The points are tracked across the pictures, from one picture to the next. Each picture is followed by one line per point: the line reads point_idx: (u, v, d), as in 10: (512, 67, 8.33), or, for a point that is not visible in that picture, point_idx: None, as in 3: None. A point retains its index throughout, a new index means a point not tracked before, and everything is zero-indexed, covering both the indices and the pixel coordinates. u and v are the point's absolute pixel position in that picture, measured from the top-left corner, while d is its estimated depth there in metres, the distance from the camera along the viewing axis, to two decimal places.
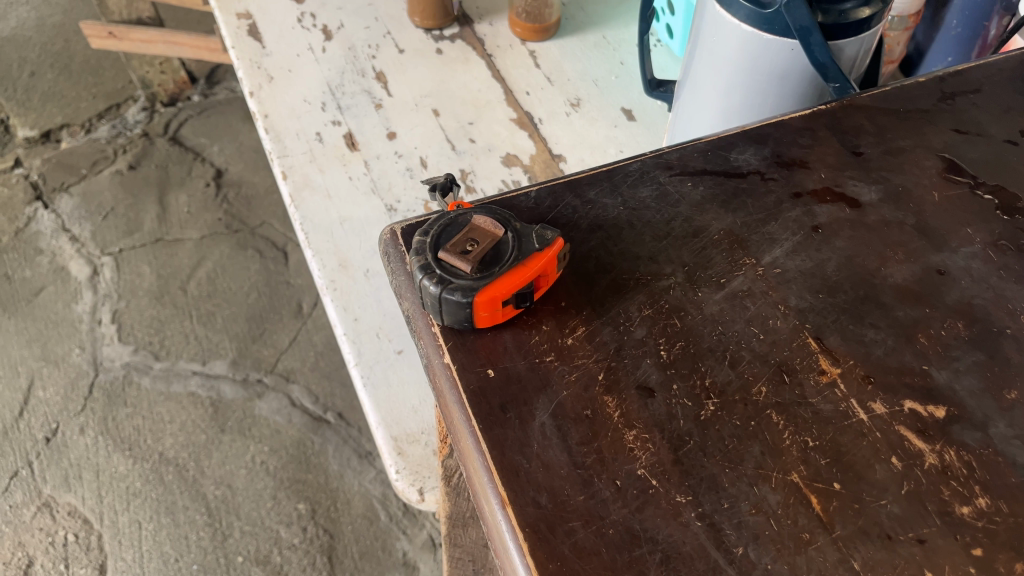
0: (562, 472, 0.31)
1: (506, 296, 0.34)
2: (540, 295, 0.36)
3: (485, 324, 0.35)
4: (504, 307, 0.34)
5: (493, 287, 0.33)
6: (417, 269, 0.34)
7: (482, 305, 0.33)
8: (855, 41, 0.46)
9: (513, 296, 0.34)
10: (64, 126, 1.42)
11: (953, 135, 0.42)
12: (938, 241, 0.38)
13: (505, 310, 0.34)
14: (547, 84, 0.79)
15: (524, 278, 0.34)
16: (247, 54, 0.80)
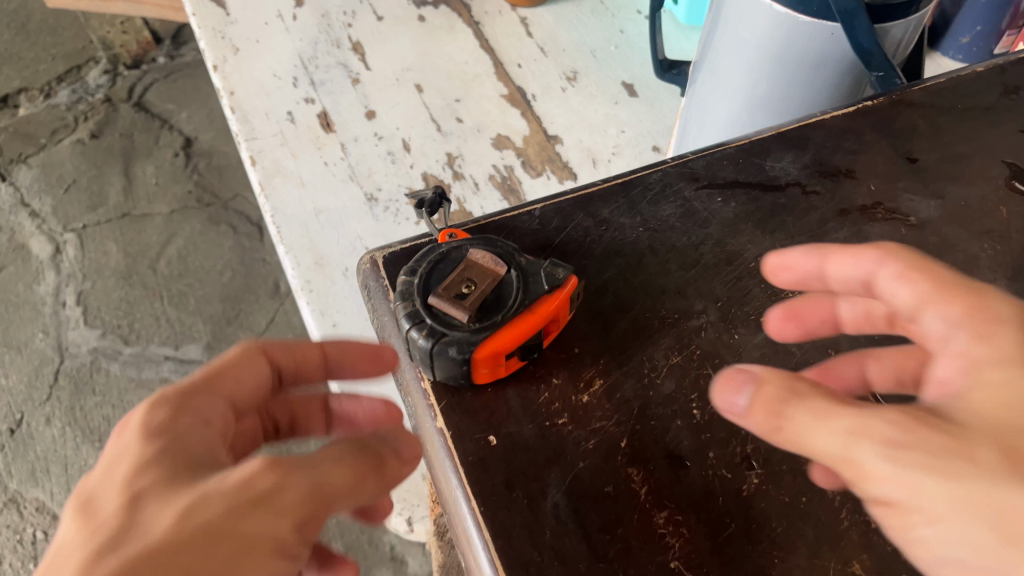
0: (580, 567, 0.26)
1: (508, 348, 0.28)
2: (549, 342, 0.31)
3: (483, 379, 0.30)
4: (508, 360, 0.29)
5: (488, 338, 0.28)
6: (404, 317, 0.29)
7: (483, 361, 0.28)
8: (904, 23, 0.40)
9: (519, 348, 0.28)
10: (22, 91, 1.33)
11: (1019, 137, 0.37)
12: (1010, 268, 0.33)
13: (508, 363, 0.29)
14: (540, 56, 0.72)
15: (531, 326, 0.28)
16: (208, 22, 0.72)
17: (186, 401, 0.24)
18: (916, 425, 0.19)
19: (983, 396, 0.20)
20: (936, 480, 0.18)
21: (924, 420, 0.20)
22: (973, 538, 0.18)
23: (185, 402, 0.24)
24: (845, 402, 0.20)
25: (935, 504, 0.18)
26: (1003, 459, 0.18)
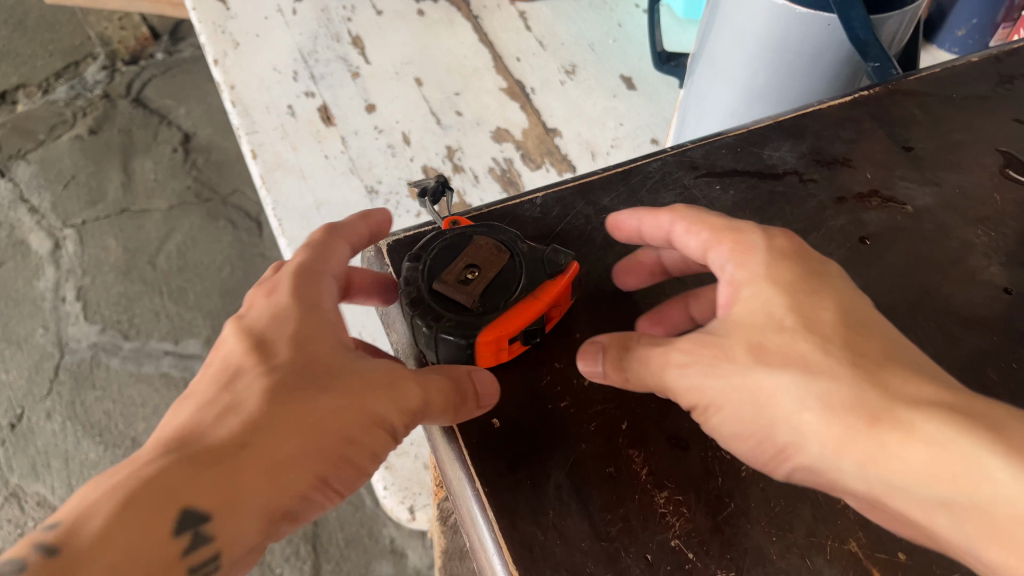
0: (583, 546, 0.27)
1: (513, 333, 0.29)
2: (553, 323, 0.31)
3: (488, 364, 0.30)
4: (509, 345, 0.29)
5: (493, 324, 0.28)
6: (407, 303, 0.29)
7: (486, 345, 0.29)
8: (899, 14, 0.40)
9: (522, 333, 0.29)
10: (20, 87, 1.34)
11: (1014, 127, 0.37)
12: (1005, 254, 0.33)
13: (510, 347, 0.30)
14: (539, 49, 0.72)
15: (535, 312, 0.29)
16: (207, 15, 0.72)
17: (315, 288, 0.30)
18: (698, 347, 0.27)
19: (743, 311, 0.27)
20: (710, 377, 0.26)
21: (707, 341, 0.27)
22: (741, 414, 0.26)
23: (314, 286, 0.30)
24: (704, 352, 0.27)
25: (715, 395, 0.26)
26: (752, 356, 0.26)
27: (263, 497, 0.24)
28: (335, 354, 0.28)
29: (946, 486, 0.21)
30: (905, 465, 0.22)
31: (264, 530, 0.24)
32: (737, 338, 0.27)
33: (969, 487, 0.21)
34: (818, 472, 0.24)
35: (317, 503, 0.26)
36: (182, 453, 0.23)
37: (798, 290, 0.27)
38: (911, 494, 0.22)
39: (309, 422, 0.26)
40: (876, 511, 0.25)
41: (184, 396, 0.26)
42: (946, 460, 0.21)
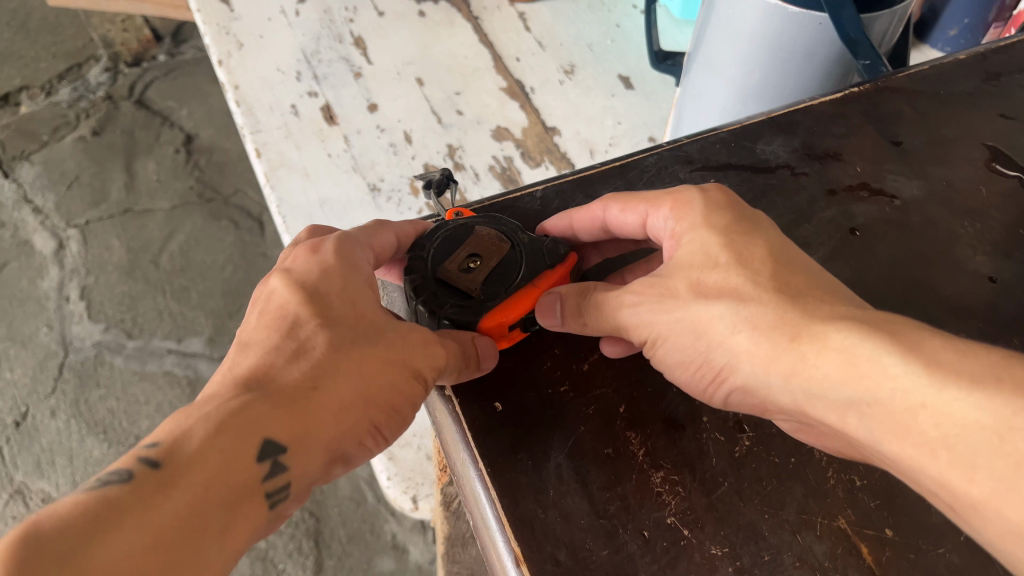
0: (582, 523, 0.28)
1: (511, 324, 0.30)
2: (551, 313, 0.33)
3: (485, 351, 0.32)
4: (511, 332, 0.31)
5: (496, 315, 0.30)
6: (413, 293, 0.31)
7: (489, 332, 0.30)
8: (888, 13, 0.42)
9: (522, 321, 0.31)
10: (23, 89, 1.35)
11: (1000, 122, 0.39)
12: (991, 244, 0.34)
13: (512, 334, 0.31)
14: (539, 50, 0.74)
15: (534, 300, 0.31)
16: (212, 17, 0.73)
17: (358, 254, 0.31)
18: (647, 285, 0.29)
19: (686, 253, 0.30)
20: (656, 312, 0.29)
21: (652, 280, 0.29)
22: (683, 342, 0.28)
23: (354, 255, 0.31)
24: (662, 296, 0.29)
25: (664, 327, 0.28)
26: (693, 291, 0.28)
27: (324, 437, 0.26)
28: (376, 309, 0.30)
29: (852, 387, 0.23)
30: (818, 373, 0.24)
31: (323, 467, 0.27)
32: (680, 277, 0.29)
33: (872, 385, 0.23)
34: (753, 393, 0.27)
35: (367, 449, 0.28)
36: (262, 393, 0.26)
37: (736, 233, 0.29)
38: (827, 400, 0.24)
39: (363, 371, 0.28)
40: (810, 431, 0.27)
41: (244, 343, 0.28)
42: (854, 363, 0.23)
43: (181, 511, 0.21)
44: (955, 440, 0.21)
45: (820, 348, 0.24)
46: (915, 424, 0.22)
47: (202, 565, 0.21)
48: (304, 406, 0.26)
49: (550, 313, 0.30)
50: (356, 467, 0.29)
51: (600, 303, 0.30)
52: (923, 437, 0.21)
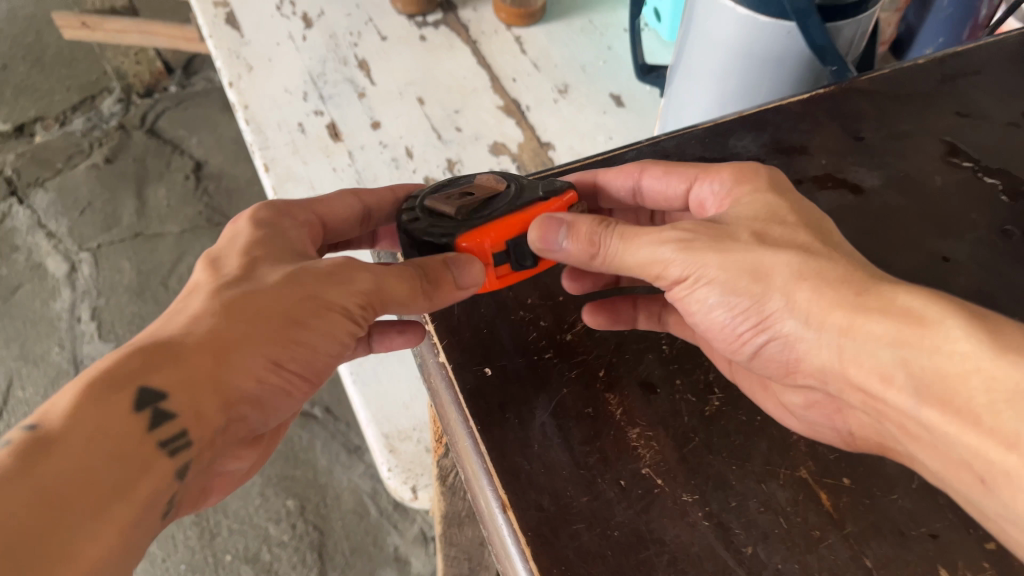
0: (564, 473, 0.30)
1: (488, 247, 0.32)
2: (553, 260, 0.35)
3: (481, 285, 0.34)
4: (498, 258, 0.33)
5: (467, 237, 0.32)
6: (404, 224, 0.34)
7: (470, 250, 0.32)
8: (852, 23, 0.45)
9: (505, 244, 0.33)
10: (38, 120, 1.39)
11: (956, 119, 0.42)
12: (944, 227, 0.37)
13: (499, 263, 0.33)
14: (534, 70, 0.77)
15: (516, 224, 0.33)
16: (224, 43, 0.78)
17: (271, 226, 0.34)
18: (701, 229, 0.32)
19: (748, 212, 0.33)
20: (714, 253, 0.31)
21: (706, 225, 0.32)
22: (735, 282, 0.30)
23: (277, 228, 0.34)
24: (722, 241, 0.31)
25: (718, 269, 0.30)
26: (755, 238, 0.31)
27: (224, 375, 0.27)
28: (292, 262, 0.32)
29: (907, 346, 0.26)
30: (873, 329, 0.27)
31: (228, 408, 0.28)
32: (742, 226, 0.32)
33: (933, 348, 0.25)
34: (799, 340, 0.29)
35: (277, 387, 0.29)
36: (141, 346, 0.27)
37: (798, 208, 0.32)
38: (877, 352, 0.27)
39: (255, 310, 0.29)
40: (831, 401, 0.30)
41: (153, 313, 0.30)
42: (919, 326, 0.26)
43: (66, 472, 0.22)
44: (1001, 410, 0.23)
45: (886, 308, 0.27)
46: (964, 390, 0.24)
47: (100, 511, 0.23)
48: (196, 348, 0.27)
49: (546, 234, 0.32)
50: (274, 407, 0.30)
51: (645, 237, 0.32)
52: (970, 403, 0.24)
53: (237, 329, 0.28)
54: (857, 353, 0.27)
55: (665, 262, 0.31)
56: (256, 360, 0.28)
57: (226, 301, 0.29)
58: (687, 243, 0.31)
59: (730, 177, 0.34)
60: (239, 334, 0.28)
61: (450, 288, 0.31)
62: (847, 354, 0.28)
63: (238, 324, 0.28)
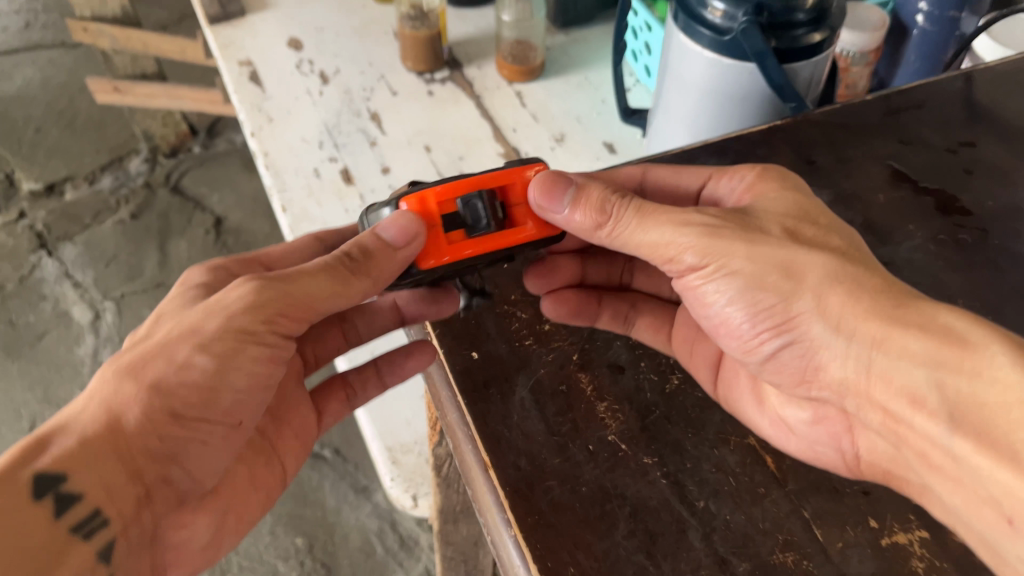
0: (539, 439, 0.34)
1: (431, 206, 0.36)
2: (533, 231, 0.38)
3: (440, 258, 0.36)
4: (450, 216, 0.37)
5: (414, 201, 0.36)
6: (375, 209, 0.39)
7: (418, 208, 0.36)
8: (809, 64, 0.50)
9: (456, 202, 0.37)
10: (69, 180, 1.46)
11: (899, 146, 0.47)
12: (885, 237, 0.42)
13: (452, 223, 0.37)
14: (532, 121, 0.83)
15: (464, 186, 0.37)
16: (248, 98, 0.84)
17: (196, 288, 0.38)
18: (730, 219, 0.36)
19: (776, 209, 0.37)
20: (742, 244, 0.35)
21: (735, 218, 0.36)
22: (765, 276, 0.35)
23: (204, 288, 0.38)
24: (751, 236, 0.35)
25: (750, 263, 0.35)
26: (785, 235, 0.35)
27: (123, 438, 0.31)
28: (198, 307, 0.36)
29: (942, 371, 0.29)
30: (909, 345, 0.30)
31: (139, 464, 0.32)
32: (773, 222, 0.36)
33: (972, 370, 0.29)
34: (825, 337, 0.33)
35: (178, 429, 0.33)
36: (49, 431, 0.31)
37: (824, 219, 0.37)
38: (909, 362, 0.30)
39: (144, 369, 0.33)
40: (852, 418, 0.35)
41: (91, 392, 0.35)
42: (958, 346, 0.29)
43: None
44: None
45: (927, 325, 0.31)
46: (1004, 414, 0.27)
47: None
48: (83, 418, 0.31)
49: (551, 192, 0.36)
50: (186, 447, 0.34)
51: (668, 217, 0.36)
52: (1004, 430, 0.27)
53: (115, 392, 0.32)
54: (889, 369, 0.31)
55: (687, 242, 0.36)
56: (146, 411, 0.32)
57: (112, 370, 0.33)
58: (715, 228, 0.35)
59: (753, 178, 0.40)
60: (118, 394, 0.32)
61: (387, 248, 0.35)
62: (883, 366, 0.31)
63: (118, 387, 0.32)
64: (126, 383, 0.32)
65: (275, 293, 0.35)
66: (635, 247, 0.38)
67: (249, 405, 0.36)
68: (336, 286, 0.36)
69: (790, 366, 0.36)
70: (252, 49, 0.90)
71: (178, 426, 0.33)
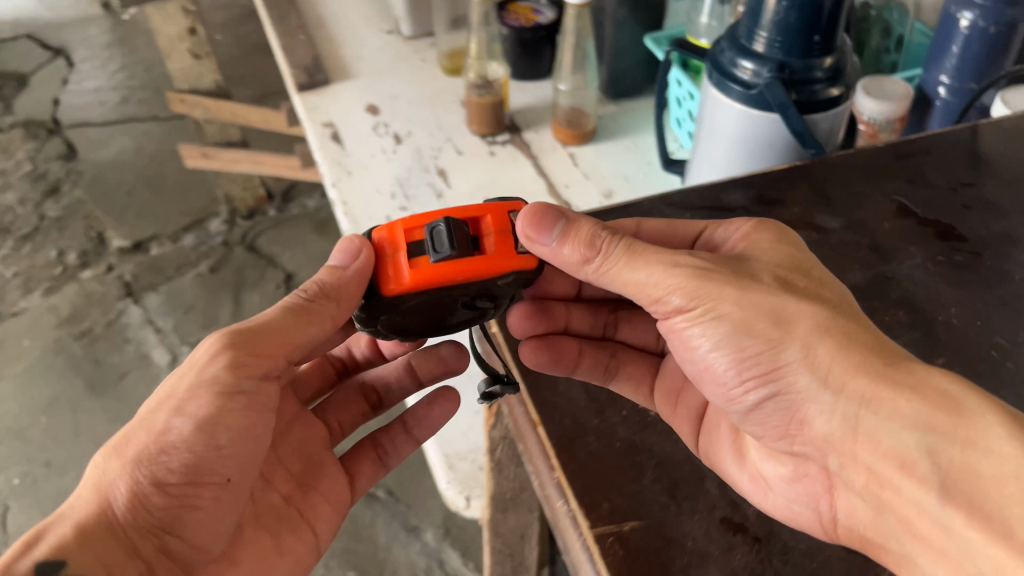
0: (582, 404, 0.44)
1: (400, 232, 0.43)
2: (502, 267, 0.42)
3: (403, 277, 0.42)
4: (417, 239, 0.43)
5: (390, 236, 0.44)
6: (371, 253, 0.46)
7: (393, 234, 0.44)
8: (827, 116, 0.57)
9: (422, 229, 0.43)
10: (154, 237, 1.60)
11: (905, 184, 0.53)
12: (889, 256, 0.48)
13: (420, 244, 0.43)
14: (584, 179, 0.91)
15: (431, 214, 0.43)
16: (330, 155, 0.95)
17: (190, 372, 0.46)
18: (720, 263, 0.41)
19: (768, 257, 0.42)
20: (734, 290, 0.40)
21: (723, 262, 0.41)
22: (755, 324, 0.39)
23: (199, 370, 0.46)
24: (746, 288, 0.40)
25: (743, 307, 0.39)
26: (775, 283, 0.40)
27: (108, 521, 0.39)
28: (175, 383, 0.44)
29: (936, 437, 0.34)
30: (910, 413, 0.34)
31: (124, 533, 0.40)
32: (766, 271, 0.41)
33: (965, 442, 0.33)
34: (814, 392, 0.37)
35: (155, 497, 0.40)
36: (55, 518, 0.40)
37: (811, 276, 0.41)
38: (905, 427, 0.34)
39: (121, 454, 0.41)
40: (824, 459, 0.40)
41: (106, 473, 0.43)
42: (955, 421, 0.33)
43: None
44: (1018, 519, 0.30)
45: (921, 392, 0.35)
46: (1001, 490, 0.31)
47: None
48: (84, 499, 0.40)
49: (542, 224, 0.42)
50: (172, 513, 0.41)
51: (657, 259, 0.41)
52: (989, 506, 0.31)
53: (108, 472, 0.41)
54: (878, 428, 0.35)
55: (675, 283, 0.40)
56: (129, 486, 0.40)
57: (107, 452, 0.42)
58: (703, 271, 0.40)
59: (749, 228, 0.45)
60: (109, 474, 0.40)
61: (340, 269, 0.44)
62: (875, 424, 0.35)
63: (112, 467, 0.41)
64: (114, 464, 0.41)
65: (247, 337, 0.44)
66: (618, 284, 0.42)
67: (236, 463, 0.43)
68: (309, 317, 0.45)
69: (771, 412, 0.40)
70: (335, 113, 1.01)
71: (160, 498, 0.41)
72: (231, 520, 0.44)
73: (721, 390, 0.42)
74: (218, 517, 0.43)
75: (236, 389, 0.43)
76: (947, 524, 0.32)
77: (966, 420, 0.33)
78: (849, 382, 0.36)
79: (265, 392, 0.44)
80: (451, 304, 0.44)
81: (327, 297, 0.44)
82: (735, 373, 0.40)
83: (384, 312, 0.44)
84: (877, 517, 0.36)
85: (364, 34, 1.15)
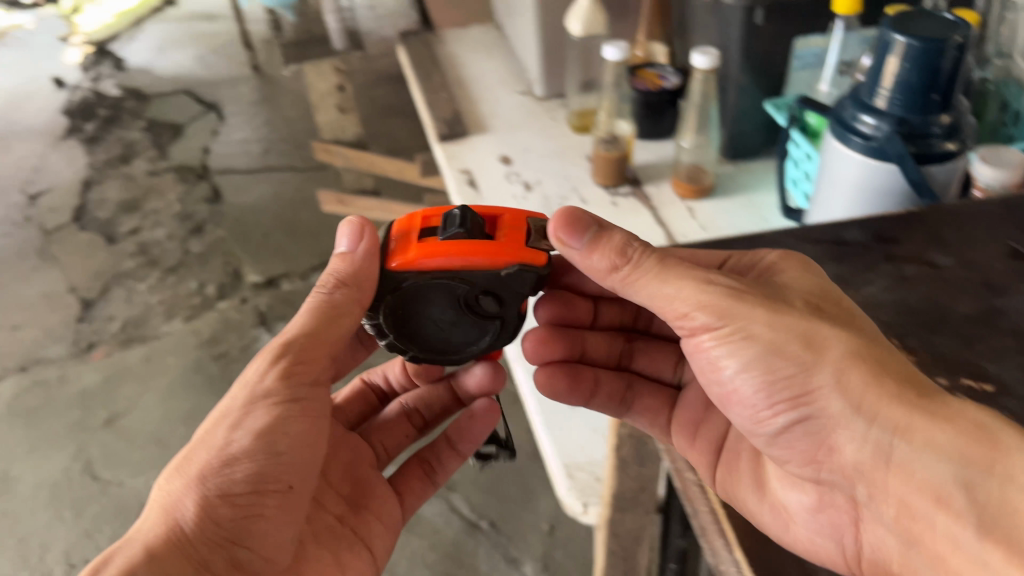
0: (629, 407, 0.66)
1: (417, 219, 0.57)
2: (505, 260, 0.54)
3: (412, 249, 0.55)
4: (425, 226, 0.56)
5: (411, 224, 0.57)
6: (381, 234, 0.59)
7: (410, 222, 0.57)
8: (944, 168, 0.62)
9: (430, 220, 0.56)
10: (286, 275, 1.75)
11: (1017, 232, 0.58)
12: (1001, 292, 0.54)
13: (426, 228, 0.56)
14: (700, 231, 0.97)
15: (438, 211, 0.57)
16: (466, 198, 1.04)
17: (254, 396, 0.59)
18: (749, 286, 0.51)
19: (796, 284, 0.53)
20: (765, 310, 0.49)
21: (753, 285, 0.51)
22: (786, 348, 0.48)
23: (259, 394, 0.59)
24: (775, 314, 0.49)
25: (775, 332, 0.49)
26: (806, 307, 0.50)
27: (178, 533, 0.50)
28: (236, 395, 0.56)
29: (972, 469, 0.42)
30: (950, 447, 0.43)
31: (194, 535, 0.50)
32: (796, 296, 0.51)
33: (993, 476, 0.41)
34: (847, 417, 0.47)
35: (217, 506, 0.51)
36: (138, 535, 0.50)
37: (840, 308, 0.51)
38: (942, 460, 0.43)
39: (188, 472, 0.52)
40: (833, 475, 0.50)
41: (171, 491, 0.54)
42: (987, 457, 0.42)
43: None
44: None
45: (958, 425, 0.43)
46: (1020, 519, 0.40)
47: None
48: (153, 521, 0.50)
49: (572, 229, 0.52)
50: (232, 523, 0.51)
51: (689, 279, 0.51)
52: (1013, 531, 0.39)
53: (178, 495, 0.51)
54: (913, 455, 0.44)
55: (705, 301, 0.50)
56: (196, 501, 0.51)
57: (171, 478, 0.52)
58: (737, 295, 0.50)
59: (779, 257, 0.55)
60: (178, 494, 0.51)
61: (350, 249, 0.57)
62: (910, 453, 0.44)
63: (181, 489, 0.51)
64: (179, 484, 0.52)
65: (296, 353, 0.56)
66: (641, 291, 0.53)
67: (292, 475, 0.55)
68: (337, 315, 0.56)
69: (799, 427, 0.50)
70: (471, 162, 1.11)
71: (226, 509, 0.51)
72: (291, 529, 0.55)
73: (753, 408, 0.51)
74: (279, 521, 0.54)
75: (286, 399, 0.55)
76: (984, 556, 0.40)
77: (995, 450, 0.42)
78: (884, 411, 0.45)
79: (314, 400, 0.57)
80: (456, 289, 0.56)
81: (344, 286, 0.55)
82: (767, 397, 0.50)
83: (399, 288, 0.56)
84: (896, 541, 0.46)
85: (500, 94, 1.26)
